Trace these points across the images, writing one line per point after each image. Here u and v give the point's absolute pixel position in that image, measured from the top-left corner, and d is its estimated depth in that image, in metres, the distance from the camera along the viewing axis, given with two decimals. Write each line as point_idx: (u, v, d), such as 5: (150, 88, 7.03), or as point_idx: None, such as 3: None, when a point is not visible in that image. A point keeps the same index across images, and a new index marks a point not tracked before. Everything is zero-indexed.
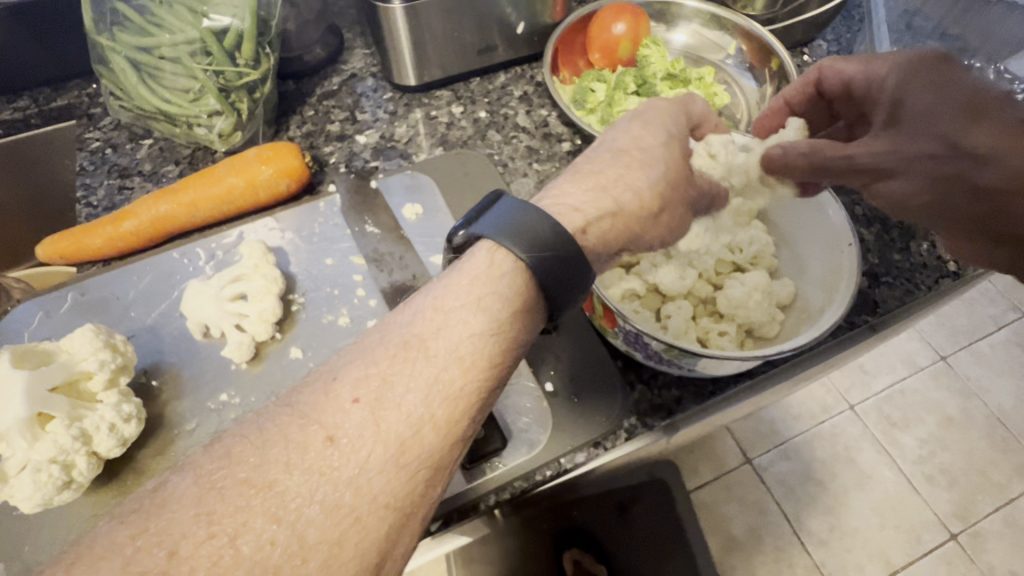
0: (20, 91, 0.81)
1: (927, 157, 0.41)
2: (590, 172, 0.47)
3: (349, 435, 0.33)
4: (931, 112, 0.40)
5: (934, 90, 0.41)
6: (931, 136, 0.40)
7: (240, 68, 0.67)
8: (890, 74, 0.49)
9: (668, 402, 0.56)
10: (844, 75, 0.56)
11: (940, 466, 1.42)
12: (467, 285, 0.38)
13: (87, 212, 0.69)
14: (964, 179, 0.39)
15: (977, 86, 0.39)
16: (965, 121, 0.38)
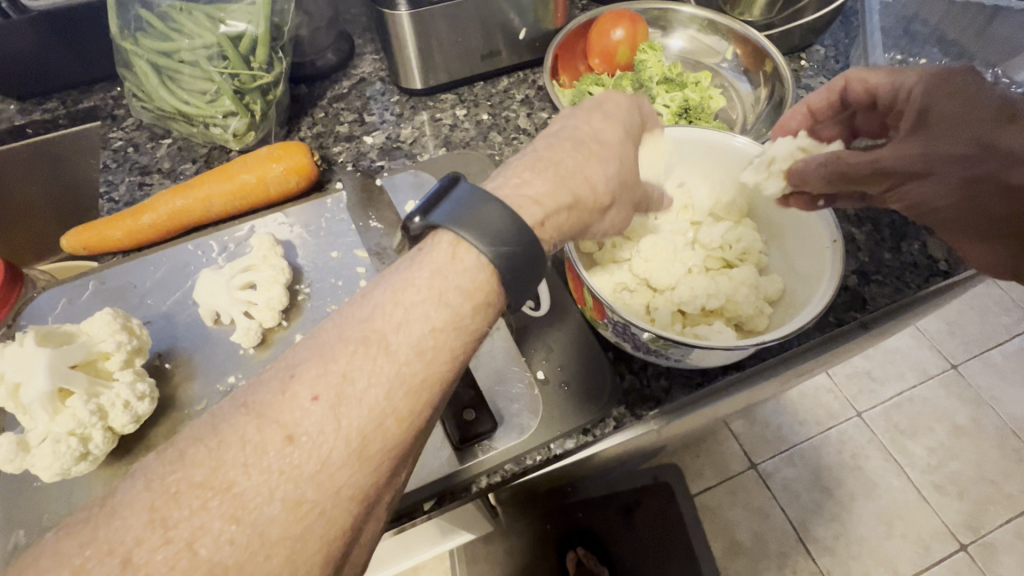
0: (49, 95, 0.86)
1: (962, 160, 0.45)
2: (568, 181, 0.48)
3: (308, 433, 0.33)
4: (960, 120, 0.47)
5: (960, 106, 0.48)
6: (963, 139, 0.46)
7: (254, 71, 0.71)
8: (911, 89, 0.55)
9: (657, 393, 0.58)
10: (869, 85, 0.58)
11: (950, 475, 1.41)
12: (423, 283, 0.39)
13: (109, 207, 0.73)
14: (997, 180, 0.44)
15: (991, 106, 0.47)
16: (996, 128, 0.45)
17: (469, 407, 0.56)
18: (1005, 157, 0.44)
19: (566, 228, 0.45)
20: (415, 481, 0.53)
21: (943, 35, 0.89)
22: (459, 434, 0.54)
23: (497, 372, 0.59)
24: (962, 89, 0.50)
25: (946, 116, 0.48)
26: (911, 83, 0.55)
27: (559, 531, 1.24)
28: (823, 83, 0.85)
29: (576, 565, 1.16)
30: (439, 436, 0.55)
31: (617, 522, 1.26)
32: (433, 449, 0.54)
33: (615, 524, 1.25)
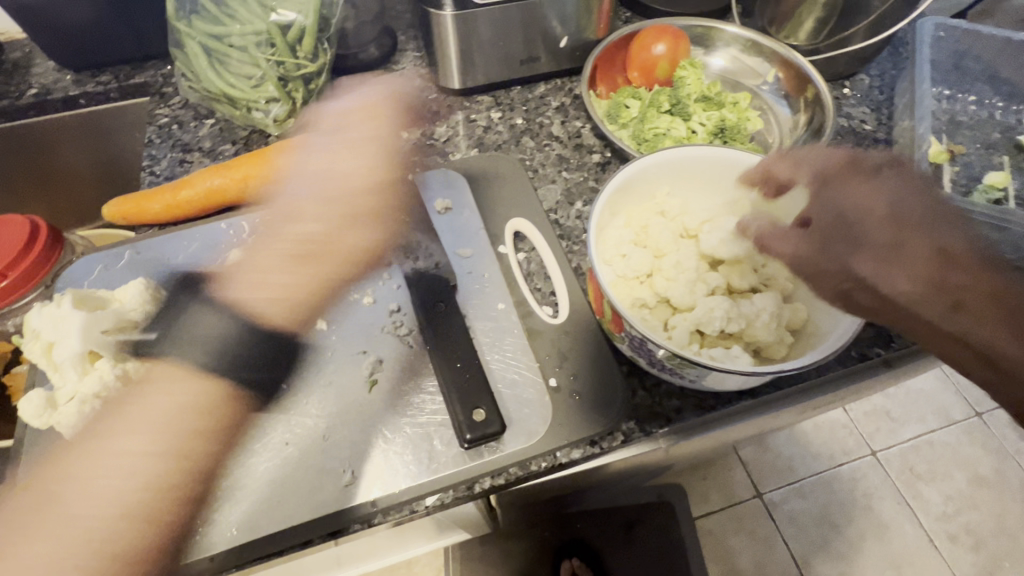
0: (103, 68, 0.90)
1: (836, 275, 0.48)
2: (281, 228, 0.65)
3: (76, 479, 0.50)
4: (832, 233, 0.50)
5: (836, 213, 0.51)
6: (848, 251, 0.48)
7: (300, 60, 0.73)
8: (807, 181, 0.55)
9: (667, 412, 0.58)
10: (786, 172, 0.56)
11: (966, 526, 1.37)
12: (152, 407, 0.54)
13: (149, 180, 0.77)
14: (847, 300, 0.48)
15: (869, 214, 0.49)
16: (857, 244, 0.48)
17: (479, 407, 0.54)
18: (853, 282, 0.47)
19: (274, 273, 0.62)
20: (417, 475, 0.53)
21: (996, 71, 0.86)
22: (468, 432, 0.52)
23: (509, 372, 0.58)
24: (842, 188, 0.52)
25: (826, 226, 0.50)
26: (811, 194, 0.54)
27: (559, 541, 1.23)
28: (865, 113, 0.83)
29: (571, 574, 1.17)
30: (448, 431, 0.54)
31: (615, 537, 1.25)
32: (440, 445, 0.54)
33: (616, 539, 1.24)
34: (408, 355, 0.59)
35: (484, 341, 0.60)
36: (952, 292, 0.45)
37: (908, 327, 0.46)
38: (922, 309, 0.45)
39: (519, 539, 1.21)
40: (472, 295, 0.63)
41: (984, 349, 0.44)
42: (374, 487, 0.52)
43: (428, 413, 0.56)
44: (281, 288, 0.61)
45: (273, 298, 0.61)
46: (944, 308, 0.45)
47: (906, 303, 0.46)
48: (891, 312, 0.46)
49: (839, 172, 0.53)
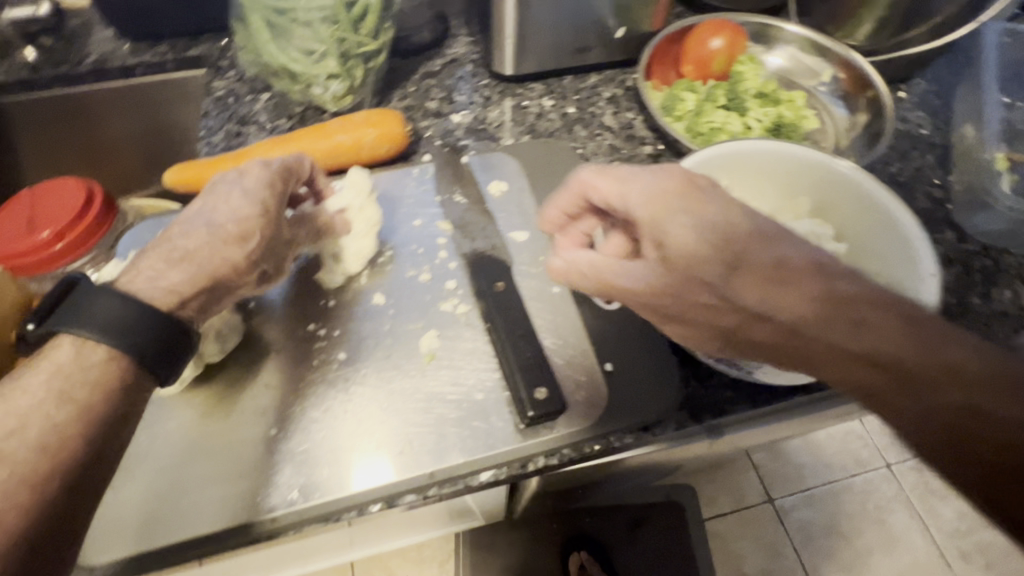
0: (160, 38, 0.91)
1: (704, 310, 0.46)
2: (182, 233, 0.50)
3: None
4: (686, 258, 0.46)
5: (694, 235, 0.46)
6: (705, 276, 0.45)
7: (361, 38, 0.73)
8: (632, 196, 0.50)
9: (720, 402, 0.58)
10: (601, 192, 0.52)
11: (977, 544, 1.37)
12: (47, 368, 0.42)
13: (207, 150, 0.78)
14: (742, 334, 0.46)
15: (735, 229, 0.46)
16: (724, 270, 0.45)
17: (542, 386, 0.54)
18: (747, 315, 0.44)
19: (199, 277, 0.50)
20: (476, 450, 0.53)
21: None
22: (531, 410, 0.53)
23: (565, 356, 0.58)
24: (681, 203, 0.48)
25: (679, 249, 0.47)
26: (645, 215, 0.49)
27: (564, 536, 1.23)
28: (921, 117, 0.84)
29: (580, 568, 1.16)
30: (508, 409, 0.55)
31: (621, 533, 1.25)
32: (498, 421, 0.55)
33: (620, 535, 1.24)
34: (467, 332, 0.60)
35: (541, 323, 0.60)
36: (847, 307, 0.41)
37: (811, 356, 0.42)
38: (817, 332, 0.41)
39: (527, 529, 1.23)
40: (528, 276, 0.63)
41: (894, 366, 0.39)
42: (432, 458, 0.53)
43: (486, 391, 0.56)
44: (185, 276, 0.49)
45: (174, 283, 0.48)
46: (842, 332, 0.41)
47: (803, 330, 0.42)
48: (782, 345, 0.44)
49: (682, 189, 0.49)
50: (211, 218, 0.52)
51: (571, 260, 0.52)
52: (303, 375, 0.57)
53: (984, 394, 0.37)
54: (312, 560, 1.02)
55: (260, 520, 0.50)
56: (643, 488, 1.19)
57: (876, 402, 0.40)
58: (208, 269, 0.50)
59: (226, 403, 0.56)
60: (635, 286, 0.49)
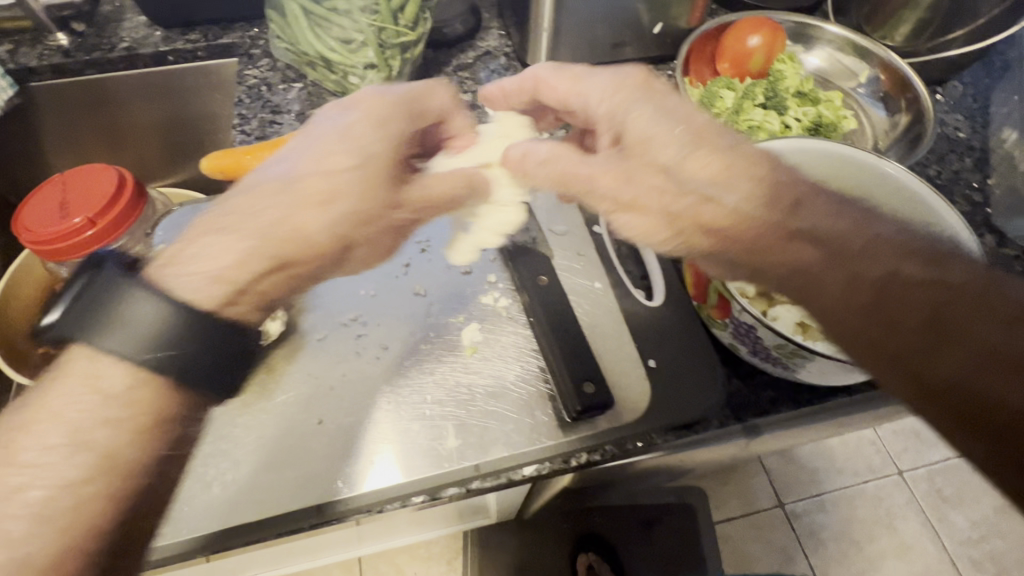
0: (192, 26, 0.91)
1: (659, 193, 0.48)
2: (256, 207, 0.47)
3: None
4: (645, 142, 0.49)
5: (658, 120, 0.50)
6: (666, 159, 0.48)
7: (400, 28, 0.73)
8: (597, 91, 0.53)
9: (762, 402, 0.58)
10: (552, 85, 0.57)
11: (990, 553, 1.37)
12: (67, 396, 0.40)
13: (241, 138, 0.78)
14: (689, 218, 0.48)
15: (695, 118, 0.50)
16: (681, 150, 0.48)
17: (589, 380, 0.54)
18: (699, 195, 0.47)
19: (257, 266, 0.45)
20: (519, 443, 0.53)
21: None
22: (578, 404, 0.53)
23: (608, 352, 0.58)
24: (642, 95, 0.52)
25: (637, 133, 0.50)
26: (605, 111, 0.53)
27: (577, 534, 1.21)
28: (959, 120, 0.83)
29: (587, 569, 1.17)
30: (552, 404, 0.55)
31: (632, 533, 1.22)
32: (541, 415, 0.54)
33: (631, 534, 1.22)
34: (508, 325, 0.59)
35: (584, 317, 0.60)
36: (784, 196, 0.46)
37: (755, 235, 0.46)
38: (758, 211, 0.46)
39: (538, 530, 1.17)
40: (570, 270, 0.63)
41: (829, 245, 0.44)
42: (476, 450, 0.52)
43: (528, 385, 0.56)
44: (242, 261, 0.45)
45: (228, 270, 0.44)
46: (780, 212, 0.46)
47: (747, 214, 0.46)
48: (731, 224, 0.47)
49: (641, 84, 0.52)
50: (298, 178, 0.49)
51: (537, 155, 0.54)
52: (342, 365, 0.57)
53: (901, 265, 0.42)
54: (318, 555, 1.01)
55: (304, 510, 0.50)
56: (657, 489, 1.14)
57: (809, 277, 0.44)
58: (277, 247, 0.46)
59: (267, 391, 0.55)
60: (595, 174, 0.51)
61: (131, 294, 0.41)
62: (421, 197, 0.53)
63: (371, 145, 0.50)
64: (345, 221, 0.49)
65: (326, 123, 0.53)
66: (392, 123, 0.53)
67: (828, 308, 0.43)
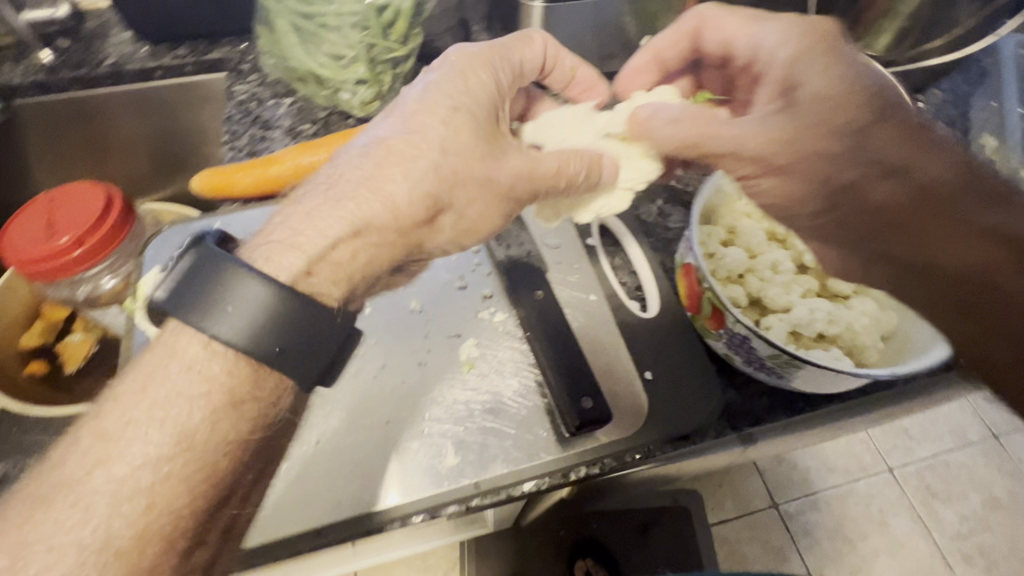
0: (179, 41, 0.90)
1: (816, 155, 0.54)
2: (344, 178, 0.49)
3: (102, 449, 0.39)
4: (821, 104, 0.55)
5: (827, 88, 0.55)
6: (828, 124, 0.54)
7: (391, 44, 0.73)
8: (774, 50, 0.58)
9: (757, 410, 0.59)
10: (722, 31, 0.63)
11: (979, 546, 1.39)
12: (164, 377, 0.41)
13: (232, 155, 0.77)
14: (856, 190, 0.55)
15: (862, 86, 0.56)
16: (871, 120, 0.55)
17: (587, 395, 0.54)
18: (875, 167, 0.55)
19: (328, 256, 0.46)
20: (517, 460, 0.53)
21: None
22: (576, 420, 0.53)
23: (600, 363, 0.58)
24: (829, 52, 0.57)
25: (814, 96, 0.55)
26: (779, 58, 0.58)
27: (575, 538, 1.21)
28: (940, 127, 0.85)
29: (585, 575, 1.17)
30: (550, 418, 0.55)
31: (629, 537, 1.20)
32: (538, 431, 0.54)
33: (629, 540, 1.19)
34: (504, 342, 0.59)
35: (579, 330, 0.60)
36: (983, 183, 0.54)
37: (928, 213, 0.53)
38: (948, 196, 0.53)
39: (534, 536, 1.18)
40: (565, 282, 0.63)
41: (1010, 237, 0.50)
42: (475, 468, 0.52)
43: (525, 400, 0.56)
44: (335, 229, 0.46)
45: (305, 244, 0.45)
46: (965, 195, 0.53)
47: (907, 194, 0.54)
48: (879, 200, 0.54)
49: (821, 43, 0.57)
50: (389, 138, 0.50)
51: (651, 117, 0.58)
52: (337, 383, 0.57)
53: None
54: (316, 572, 1.00)
55: (305, 532, 0.50)
56: (650, 490, 1.11)
57: (992, 270, 0.50)
58: (367, 215, 0.47)
59: None
60: (742, 133, 0.55)
61: (226, 276, 0.42)
62: (518, 165, 0.54)
63: (461, 97, 0.53)
64: (441, 174, 0.50)
65: (411, 91, 0.54)
66: (476, 75, 0.55)
67: (998, 310, 0.49)
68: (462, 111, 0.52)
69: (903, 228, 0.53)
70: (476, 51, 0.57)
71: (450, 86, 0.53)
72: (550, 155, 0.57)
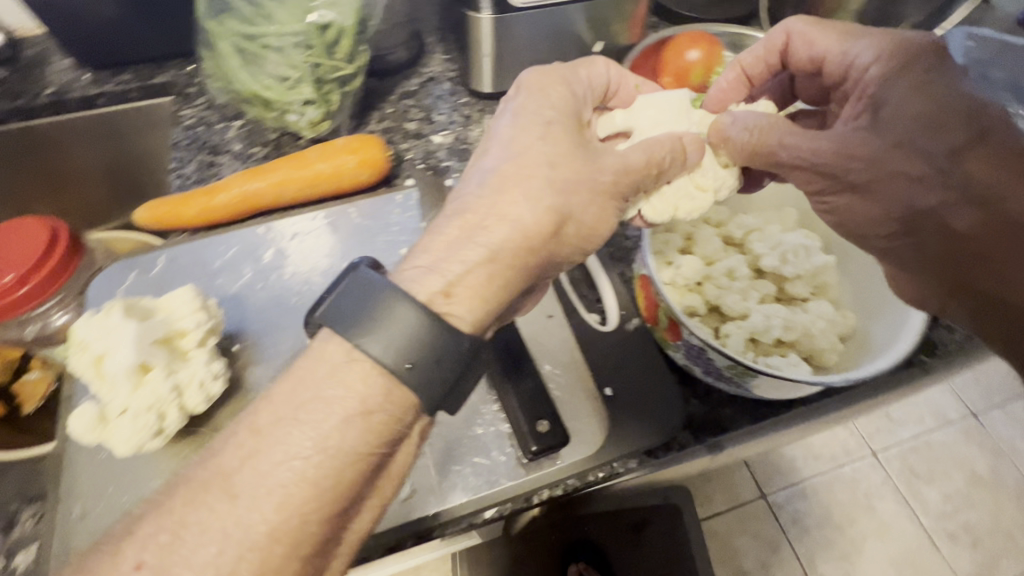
0: (123, 66, 0.88)
1: (896, 176, 0.50)
2: (465, 205, 0.46)
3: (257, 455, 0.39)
4: (908, 123, 0.50)
5: (922, 109, 0.50)
6: (918, 144, 0.50)
7: (337, 62, 0.71)
8: (868, 63, 0.54)
9: (721, 418, 0.58)
10: (807, 45, 0.58)
11: (964, 524, 1.41)
12: (318, 389, 0.40)
13: (179, 184, 0.75)
14: (938, 218, 0.50)
15: (966, 109, 0.50)
16: (967, 144, 0.49)
17: (543, 418, 0.54)
18: (962, 199, 0.49)
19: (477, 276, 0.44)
20: (477, 488, 0.52)
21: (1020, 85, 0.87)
22: (534, 444, 0.53)
23: (559, 382, 0.58)
24: (929, 75, 0.51)
25: (903, 113, 0.50)
26: (872, 74, 0.53)
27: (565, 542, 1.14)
28: None
29: None
30: (509, 442, 0.54)
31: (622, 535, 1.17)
32: (499, 457, 0.54)
33: (622, 539, 1.17)
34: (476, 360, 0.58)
35: (539, 347, 0.59)
36: None
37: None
38: None
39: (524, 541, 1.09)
40: None
41: None
42: (436, 498, 0.52)
43: (485, 424, 0.55)
44: (477, 255, 0.44)
45: (448, 271, 0.44)
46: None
47: (1000, 226, 0.47)
48: (966, 229, 0.48)
49: (919, 61, 0.52)
50: (507, 161, 0.47)
51: (730, 124, 0.55)
52: None
53: None
54: None
55: None
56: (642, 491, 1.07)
57: None
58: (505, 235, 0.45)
59: None
60: (819, 146, 0.51)
61: (385, 300, 0.42)
62: (617, 161, 0.49)
63: (552, 114, 0.50)
64: (556, 190, 0.46)
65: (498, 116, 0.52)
66: (566, 94, 0.53)
67: None
68: (555, 123, 0.50)
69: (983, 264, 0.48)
70: (552, 70, 0.54)
71: (537, 103, 0.51)
72: (636, 147, 0.51)
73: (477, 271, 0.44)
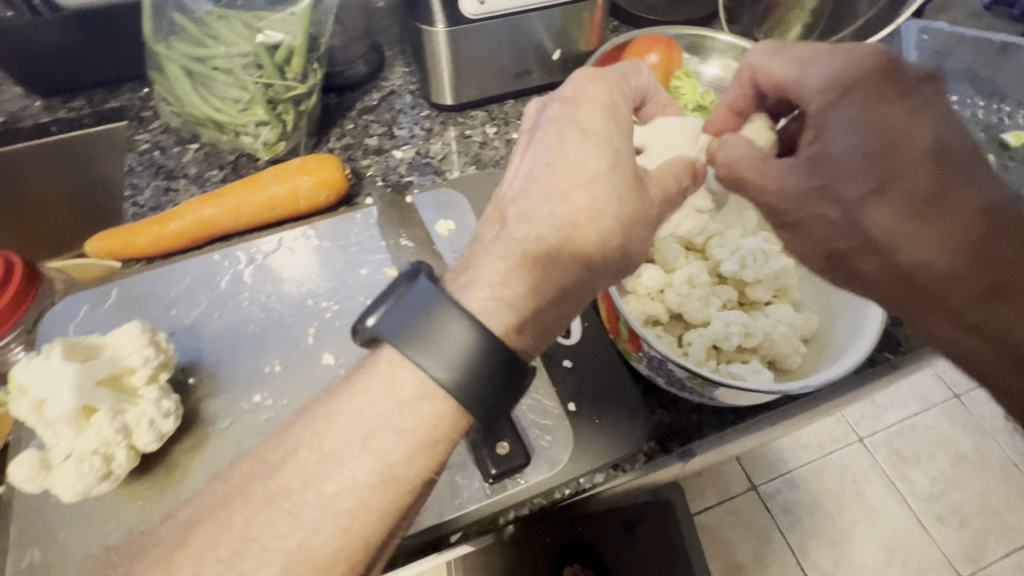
0: (74, 92, 0.86)
1: (815, 219, 0.50)
2: (515, 229, 0.43)
3: (312, 472, 0.38)
4: (827, 162, 0.48)
5: (844, 148, 0.47)
6: (834, 186, 0.48)
7: (288, 82, 0.70)
8: (813, 93, 0.50)
9: (688, 426, 0.58)
10: (772, 76, 0.54)
11: (952, 505, 1.42)
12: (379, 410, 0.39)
13: (133, 212, 0.73)
14: (848, 258, 0.49)
15: (897, 139, 0.46)
16: (878, 185, 0.46)
17: (503, 439, 0.53)
18: (872, 245, 0.47)
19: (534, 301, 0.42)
20: (441, 513, 0.51)
21: (976, 72, 0.91)
22: (494, 467, 0.52)
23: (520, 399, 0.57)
24: (869, 101, 0.47)
25: (827, 152, 0.48)
26: (818, 102, 0.50)
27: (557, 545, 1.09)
28: None
29: None
30: (471, 464, 0.53)
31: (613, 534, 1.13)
32: (463, 479, 0.53)
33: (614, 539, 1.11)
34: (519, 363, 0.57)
35: None
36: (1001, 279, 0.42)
37: (926, 301, 0.46)
38: (956, 287, 0.44)
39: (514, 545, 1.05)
40: None
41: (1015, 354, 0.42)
42: None
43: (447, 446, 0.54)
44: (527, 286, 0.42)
45: (508, 299, 0.41)
46: (965, 282, 0.43)
47: (910, 272, 0.46)
48: (879, 273, 0.48)
49: (862, 85, 0.48)
50: (548, 190, 0.44)
51: (727, 146, 0.53)
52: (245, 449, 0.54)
53: None
54: None
55: None
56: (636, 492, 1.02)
57: (977, 371, 0.44)
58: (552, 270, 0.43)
59: (172, 488, 0.52)
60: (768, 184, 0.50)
61: (441, 324, 0.39)
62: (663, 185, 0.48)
63: (610, 132, 0.45)
64: (616, 227, 0.44)
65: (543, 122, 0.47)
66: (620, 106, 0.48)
67: None
68: (623, 147, 0.45)
69: (897, 304, 0.48)
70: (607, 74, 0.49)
71: (593, 115, 0.46)
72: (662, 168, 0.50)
73: (543, 301, 0.42)
